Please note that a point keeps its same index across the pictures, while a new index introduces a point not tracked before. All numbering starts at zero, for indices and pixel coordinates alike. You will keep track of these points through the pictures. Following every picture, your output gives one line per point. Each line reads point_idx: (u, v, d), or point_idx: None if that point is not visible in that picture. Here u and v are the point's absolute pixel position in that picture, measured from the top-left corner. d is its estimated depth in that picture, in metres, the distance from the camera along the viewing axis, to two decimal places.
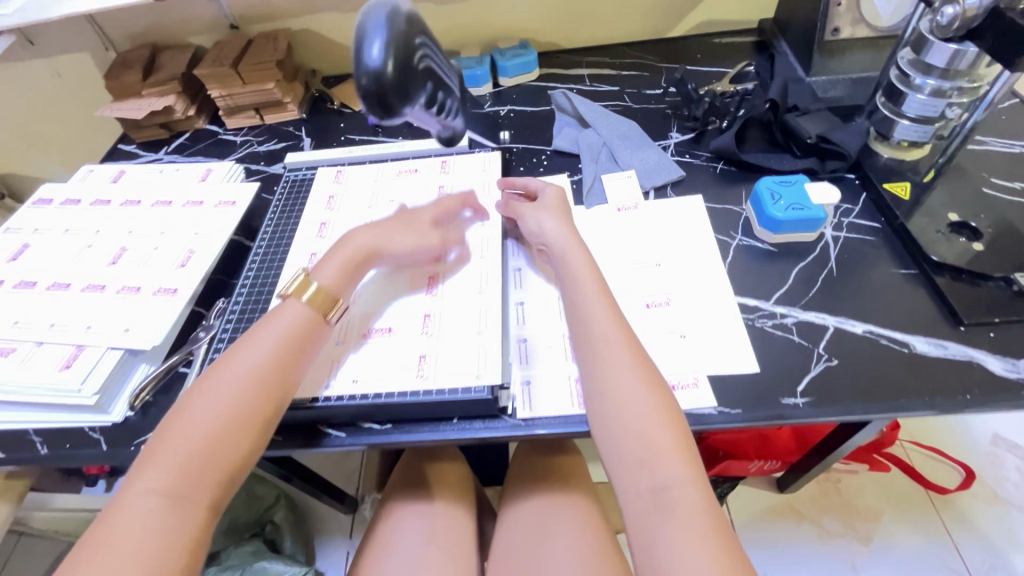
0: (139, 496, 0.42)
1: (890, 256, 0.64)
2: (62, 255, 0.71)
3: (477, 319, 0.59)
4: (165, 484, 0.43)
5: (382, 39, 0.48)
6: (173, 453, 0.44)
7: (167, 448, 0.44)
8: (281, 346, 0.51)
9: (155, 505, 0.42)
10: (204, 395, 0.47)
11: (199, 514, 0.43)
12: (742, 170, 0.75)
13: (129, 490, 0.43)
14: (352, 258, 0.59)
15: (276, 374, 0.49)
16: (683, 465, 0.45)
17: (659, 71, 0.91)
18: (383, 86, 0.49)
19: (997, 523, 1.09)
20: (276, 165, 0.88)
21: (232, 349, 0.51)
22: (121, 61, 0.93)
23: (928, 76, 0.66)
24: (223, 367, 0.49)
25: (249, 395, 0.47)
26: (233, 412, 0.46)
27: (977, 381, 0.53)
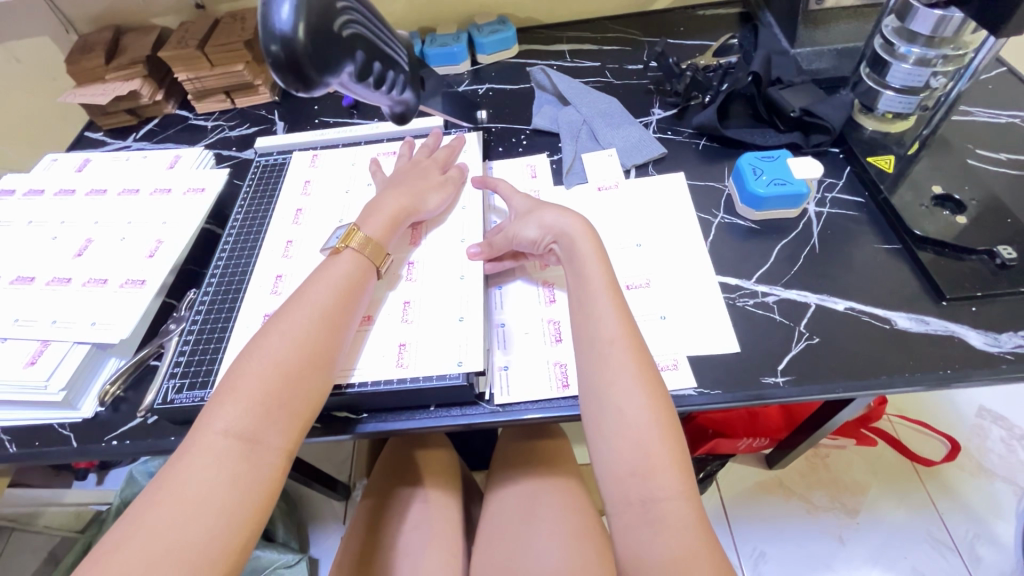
0: (168, 504, 0.40)
1: (873, 232, 0.63)
2: (26, 248, 0.69)
3: (457, 305, 0.58)
4: (198, 491, 0.41)
5: (293, 1, 0.46)
6: (209, 453, 0.42)
7: (200, 448, 0.43)
8: (307, 338, 0.49)
9: (189, 512, 0.40)
10: (233, 396, 0.45)
11: (240, 520, 0.41)
12: (724, 146, 0.73)
13: (161, 491, 0.41)
14: (369, 248, 0.57)
15: (307, 369, 0.48)
16: (676, 480, 0.45)
17: (641, 46, 0.89)
18: (296, 51, 0.47)
19: (981, 493, 1.10)
20: (248, 150, 0.85)
21: (252, 344, 0.48)
22: (82, 45, 0.89)
23: (913, 45, 0.65)
24: (247, 362, 0.47)
25: (280, 392, 0.46)
26: (267, 410, 0.45)
27: (959, 356, 0.52)
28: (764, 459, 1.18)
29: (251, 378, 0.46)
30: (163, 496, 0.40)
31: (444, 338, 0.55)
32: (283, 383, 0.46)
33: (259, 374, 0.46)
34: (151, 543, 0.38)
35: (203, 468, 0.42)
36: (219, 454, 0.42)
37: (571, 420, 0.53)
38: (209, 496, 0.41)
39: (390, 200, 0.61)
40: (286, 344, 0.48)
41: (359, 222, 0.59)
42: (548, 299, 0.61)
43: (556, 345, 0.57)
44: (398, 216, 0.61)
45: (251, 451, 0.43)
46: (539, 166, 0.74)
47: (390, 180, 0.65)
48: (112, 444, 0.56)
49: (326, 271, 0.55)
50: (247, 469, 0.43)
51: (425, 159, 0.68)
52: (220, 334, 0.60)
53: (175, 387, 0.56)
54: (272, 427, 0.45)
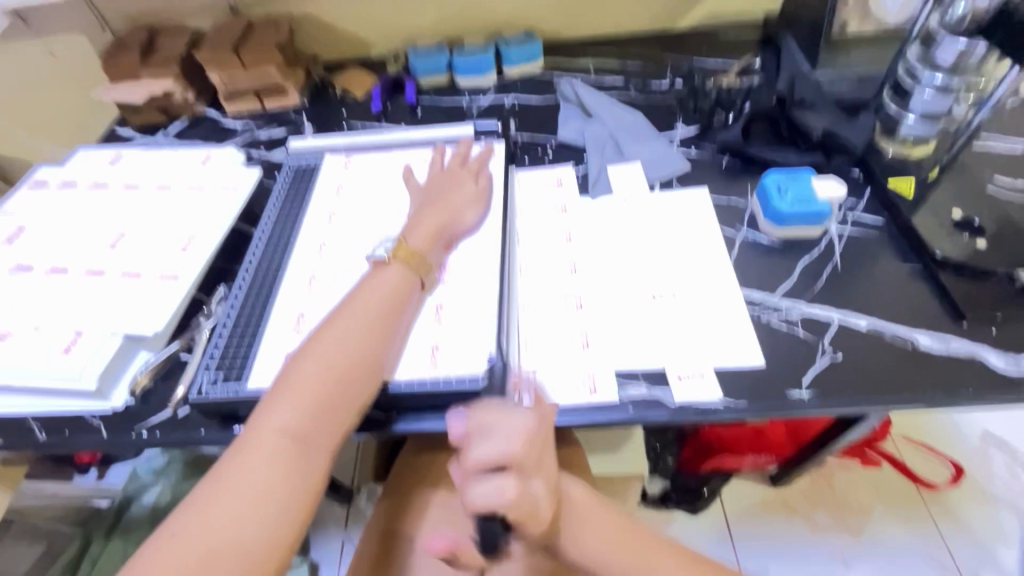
0: (223, 500, 0.42)
1: (894, 252, 0.64)
2: (60, 239, 0.70)
3: (488, 309, 0.59)
4: (253, 489, 0.43)
5: None
6: (261, 455, 0.44)
7: (252, 450, 0.45)
8: (352, 349, 0.50)
9: (244, 509, 0.42)
10: (287, 397, 0.47)
11: (289, 518, 0.43)
12: (748, 164, 0.75)
13: (216, 489, 0.43)
14: (413, 257, 0.58)
15: (351, 378, 0.49)
16: None
17: (665, 64, 0.91)
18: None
19: (984, 517, 1.11)
20: (278, 151, 0.87)
21: (302, 351, 0.50)
22: (118, 43, 0.91)
23: (936, 72, 0.67)
24: (297, 368, 0.48)
25: (325, 399, 0.47)
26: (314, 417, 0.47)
27: (979, 375, 0.54)
28: (768, 477, 1.18)
29: (303, 382, 0.48)
30: (218, 493, 0.43)
31: (478, 342, 0.56)
32: (331, 386, 0.48)
33: (311, 377, 0.48)
34: (206, 536, 0.41)
35: (259, 468, 0.44)
36: (271, 454, 0.44)
37: (599, 426, 0.55)
38: (261, 498, 0.43)
39: (428, 216, 0.63)
40: (337, 352, 0.49)
41: (403, 233, 0.60)
42: (576, 306, 0.62)
43: (585, 351, 0.58)
44: (438, 232, 0.62)
45: (302, 451, 0.45)
46: (564, 176, 0.76)
47: (423, 199, 0.66)
48: (142, 435, 0.57)
49: (371, 281, 0.55)
50: (296, 470, 0.45)
51: (460, 169, 0.69)
52: (253, 328, 0.61)
53: (209, 378, 0.57)
54: (322, 431, 0.47)
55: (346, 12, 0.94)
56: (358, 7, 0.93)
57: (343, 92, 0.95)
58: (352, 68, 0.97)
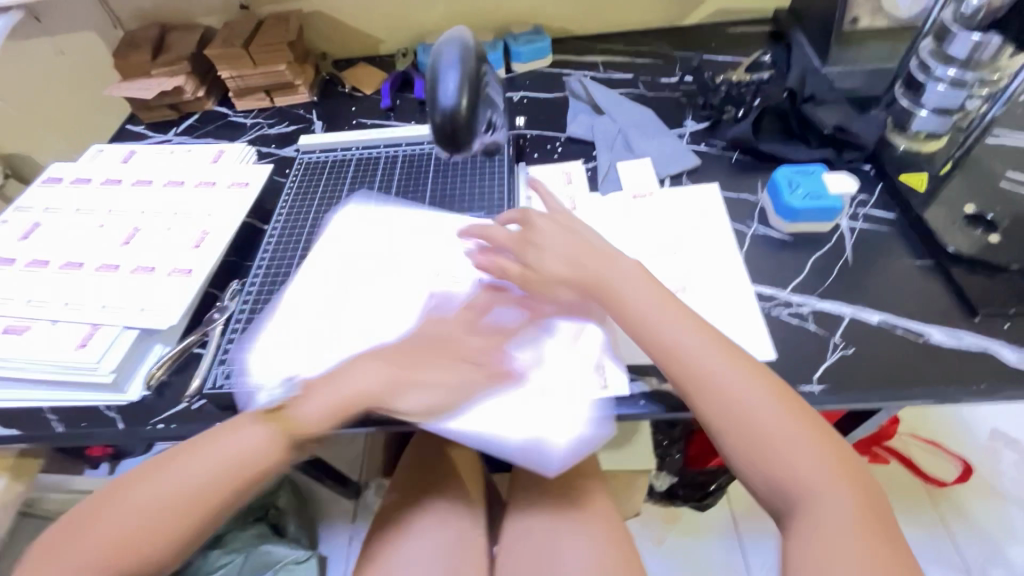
0: (58, 571, 0.43)
1: (905, 247, 0.64)
2: (75, 235, 0.71)
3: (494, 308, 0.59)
4: (106, 544, 0.43)
5: (457, 77, 0.49)
6: (127, 518, 0.44)
7: (124, 503, 0.45)
8: (246, 451, 0.47)
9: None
10: (170, 472, 0.46)
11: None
12: (758, 160, 0.75)
13: (82, 532, 0.44)
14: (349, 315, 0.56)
15: (226, 482, 0.46)
16: (845, 490, 0.43)
17: (673, 60, 0.91)
18: (458, 120, 0.49)
19: (993, 515, 1.10)
20: (288, 147, 0.87)
21: (202, 440, 0.48)
22: (130, 40, 0.91)
23: (948, 67, 0.66)
24: (188, 454, 0.47)
25: (202, 492, 0.45)
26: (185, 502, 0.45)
27: (993, 370, 0.53)
28: None
29: (190, 464, 0.46)
30: (54, 560, 0.43)
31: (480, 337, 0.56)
32: (208, 484, 0.45)
33: (204, 457, 0.46)
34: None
35: (102, 546, 0.43)
36: (124, 534, 0.43)
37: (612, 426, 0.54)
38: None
39: (385, 290, 0.58)
40: (242, 436, 0.47)
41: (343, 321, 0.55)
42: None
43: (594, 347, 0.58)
44: (379, 313, 0.56)
45: (157, 531, 0.44)
46: (574, 170, 0.75)
47: (375, 244, 0.63)
48: (158, 427, 0.57)
49: (310, 387, 0.51)
50: (141, 551, 0.44)
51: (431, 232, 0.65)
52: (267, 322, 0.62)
53: (224, 372, 0.59)
54: (192, 517, 0.45)
55: (355, 9, 0.94)
56: (368, 4, 0.93)
57: (352, 89, 0.95)
58: (362, 65, 0.98)
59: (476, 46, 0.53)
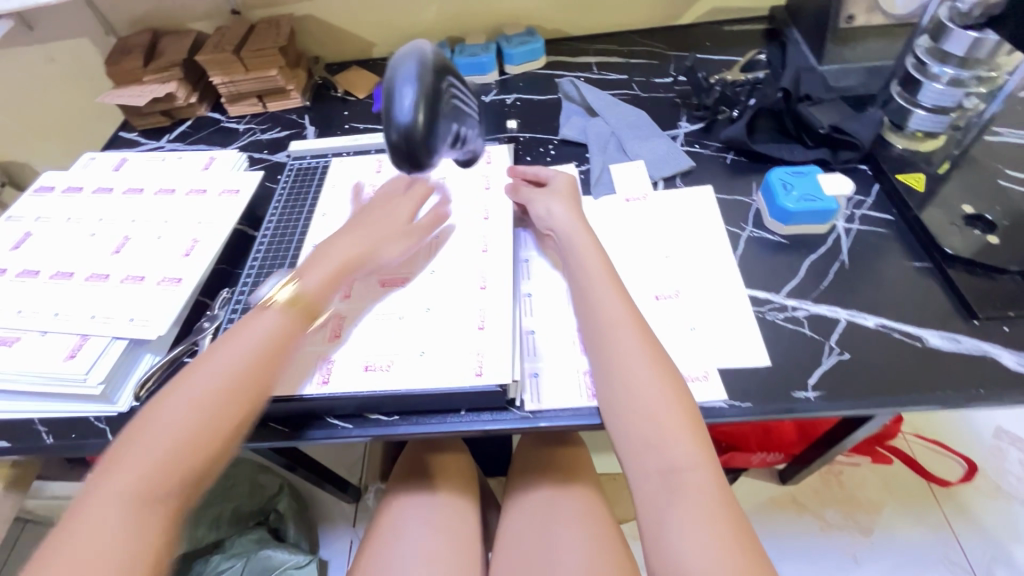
0: (104, 507, 0.42)
1: (901, 249, 0.63)
2: (65, 244, 0.71)
3: (479, 315, 0.58)
4: (126, 494, 0.42)
5: (414, 91, 0.45)
6: (144, 455, 0.44)
7: (138, 450, 0.44)
8: (242, 368, 0.49)
9: (126, 519, 0.42)
10: (185, 384, 0.48)
11: (168, 523, 0.43)
12: (753, 161, 0.74)
13: (99, 491, 0.43)
14: (337, 268, 0.58)
15: (228, 402, 0.47)
16: (692, 447, 0.47)
17: (667, 59, 0.90)
18: (415, 138, 0.46)
19: (998, 515, 1.09)
20: (280, 153, 0.87)
21: (193, 366, 0.49)
22: (121, 47, 0.91)
23: (945, 65, 0.66)
24: (192, 378, 0.48)
25: (208, 416, 0.46)
26: (196, 428, 0.45)
27: (992, 375, 0.52)
28: (776, 474, 1.17)
29: (204, 369, 0.49)
30: (94, 502, 0.42)
31: (465, 349, 0.56)
32: (212, 405, 0.47)
33: (216, 357, 0.49)
34: (91, 549, 0.40)
35: (140, 469, 0.43)
36: (163, 450, 0.44)
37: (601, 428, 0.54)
38: (146, 502, 0.43)
39: (342, 245, 0.60)
40: (260, 321, 0.52)
41: (300, 270, 0.57)
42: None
43: (584, 353, 0.58)
44: (346, 264, 0.59)
45: (196, 441, 0.45)
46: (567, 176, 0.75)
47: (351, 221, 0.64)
48: None
49: (252, 321, 0.53)
50: (184, 462, 0.44)
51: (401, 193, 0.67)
52: None
53: None
54: (224, 413, 0.47)
55: (347, 13, 0.93)
56: (359, 8, 0.93)
57: (344, 93, 0.95)
58: (354, 69, 0.97)
59: (436, 56, 0.49)
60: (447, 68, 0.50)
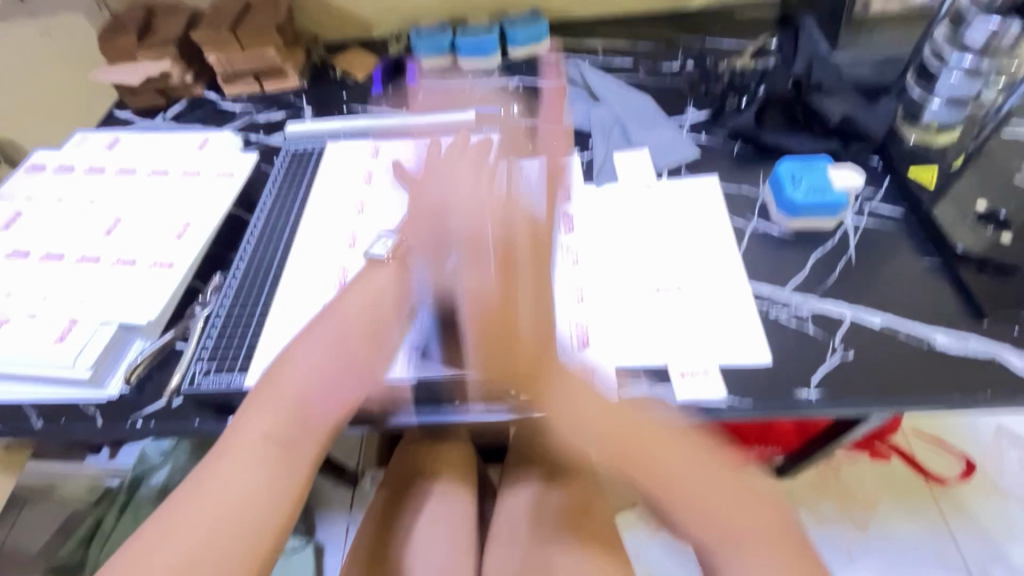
0: (248, 449, 0.47)
1: (913, 246, 0.61)
2: (56, 225, 0.69)
3: (480, 296, 0.58)
4: (258, 454, 0.47)
5: None
6: (282, 406, 0.50)
7: (274, 403, 0.50)
8: (347, 341, 0.55)
9: (269, 460, 0.47)
10: (308, 346, 0.54)
11: (306, 468, 0.49)
12: (760, 153, 0.72)
13: (240, 435, 0.48)
14: (441, 225, 0.62)
15: (342, 376, 0.53)
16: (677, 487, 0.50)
17: (676, 45, 0.87)
18: None
19: (995, 513, 1.08)
20: (276, 135, 0.85)
21: (309, 335, 0.55)
22: (115, 23, 0.89)
23: (965, 54, 0.63)
24: (309, 343, 0.54)
25: (326, 383, 0.52)
26: (322, 389, 0.51)
27: (1000, 377, 0.51)
28: (773, 468, 1.17)
29: (317, 339, 0.54)
30: (239, 443, 0.48)
31: (461, 339, 0.55)
32: (332, 374, 0.52)
33: (337, 325, 0.55)
34: (235, 488, 0.45)
35: (279, 415, 0.49)
36: (300, 401, 0.50)
37: (595, 425, 0.53)
38: (284, 448, 0.48)
39: (434, 213, 0.63)
40: (364, 289, 0.59)
41: (402, 237, 0.62)
42: (577, 300, 0.60)
43: (584, 348, 0.56)
44: (445, 228, 0.62)
45: (323, 396, 0.51)
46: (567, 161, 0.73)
47: (432, 182, 0.66)
48: (138, 425, 0.56)
49: (364, 287, 0.59)
50: (316, 412, 0.51)
51: (463, 151, 0.68)
52: (248, 318, 0.61)
53: (202, 369, 0.58)
54: (349, 369, 0.53)
55: None
56: None
57: (343, 74, 0.93)
58: (353, 49, 0.95)
59: None
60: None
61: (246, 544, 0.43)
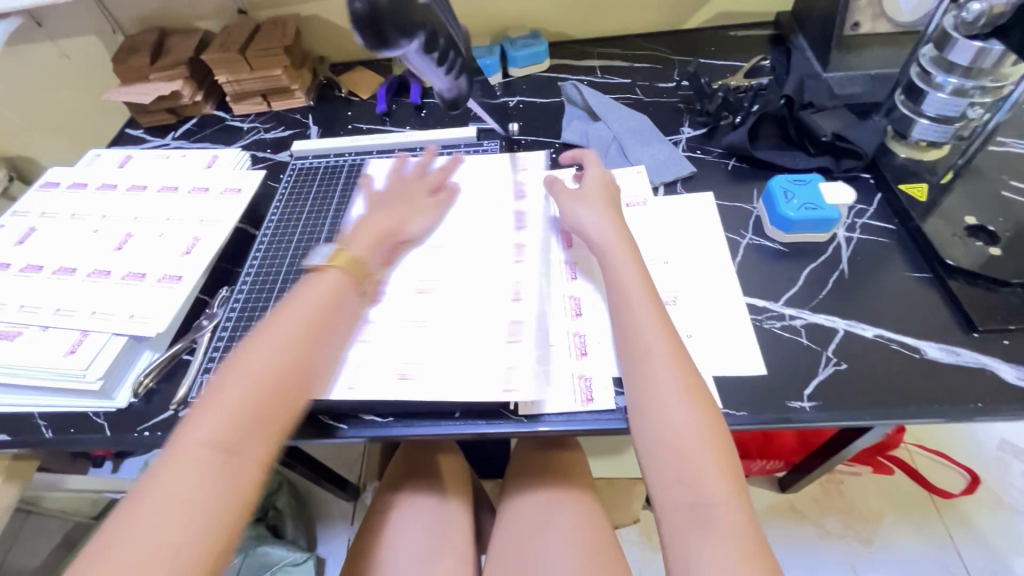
0: (187, 458, 0.42)
1: (904, 259, 0.63)
2: (69, 240, 0.71)
3: (484, 305, 0.59)
4: (198, 462, 0.42)
5: None
6: (231, 405, 0.45)
7: (222, 402, 0.45)
8: (295, 339, 0.50)
9: (210, 468, 0.42)
10: (259, 341, 0.49)
11: (252, 475, 0.43)
12: (753, 167, 0.74)
13: (181, 445, 0.43)
14: (381, 232, 0.62)
15: (291, 375, 0.48)
16: (721, 484, 0.45)
17: (672, 64, 0.90)
18: (381, 12, 0.51)
19: (1000, 528, 1.08)
20: (283, 152, 0.87)
21: (259, 332, 0.50)
22: (129, 45, 0.92)
23: (950, 75, 0.65)
24: (260, 342, 0.49)
25: (275, 381, 0.47)
26: (270, 386, 0.46)
27: (991, 388, 0.52)
28: (776, 482, 1.16)
29: (272, 335, 0.50)
30: (179, 453, 0.42)
31: (460, 353, 0.56)
32: (281, 374, 0.47)
33: (286, 321, 0.51)
34: (177, 503, 0.40)
35: (221, 420, 0.44)
36: (247, 403, 0.45)
37: (592, 436, 0.54)
38: (223, 453, 0.43)
39: (374, 220, 0.63)
40: (317, 285, 0.54)
41: (345, 241, 0.60)
42: (574, 312, 0.61)
43: (580, 360, 0.58)
44: (382, 235, 0.62)
45: (272, 396, 0.46)
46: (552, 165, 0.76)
47: (382, 199, 0.67)
48: (144, 435, 0.58)
49: (309, 286, 0.54)
50: (265, 413, 0.45)
51: (416, 179, 0.70)
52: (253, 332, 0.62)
53: None
54: (298, 368, 0.48)
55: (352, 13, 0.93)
56: None
57: (349, 93, 0.95)
58: (359, 70, 0.98)
59: None
60: (425, 15, 0.55)
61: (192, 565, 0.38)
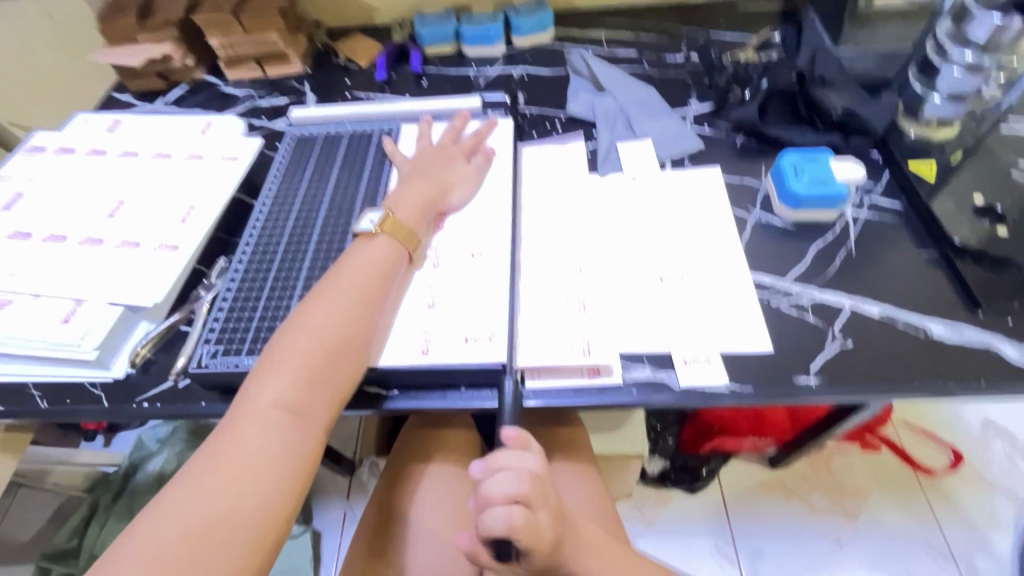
0: (260, 416, 0.43)
1: (910, 238, 0.62)
2: (58, 206, 0.69)
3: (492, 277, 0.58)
4: (270, 419, 0.43)
5: None
6: (297, 366, 0.45)
7: (286, 364, 0.46)
8: (353, 302, 0.50)
9: (283, 427, 0.43)
10: (319, 305, 0.49)
11: (319, 437, 0.45)
12: (762, 143, 0.72)
13: (251, 403, 0.44)
14: (425, 203, 0.61)
15: (351, 339, 0.49)
16: None
17: (679, 37, 0.88)
18: None
19: (981, 505, 1.11)
20: (280, 120, 0.85)
21: (316, 295, 0.51)
22: (114, 4, 0.87)
23: (965, 49, 0.65)
24: (319, 306, 0.49)
25: (337, 344, 0.48)
26: (333, 348, 0.47)
27: (992, 366, 0.53)
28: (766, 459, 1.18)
29: (329, 302, 0.50)
30: (251, 411, 0.43)
31: (466, 329, 0.55)
32: (341, 337, 0.48)
33: (343, 285, 0.51)
34: (251, 458, 0.41)
35: (290, 380, 0.45)
36: (313, 365, 0.46)
37: (600, 410, 0.53)
38: (297, 414, 0.44)
39: (417, 190, 0.62)
40: (369, 251, 0.55)
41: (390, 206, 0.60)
42: (576, 270, 0.61)
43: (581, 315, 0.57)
44: (425, 205, 0.61)
45: (337, 357, 0.47)
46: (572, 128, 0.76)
47: (412, 167, 0.65)
48: (143, 406, 0.57)
49: (363, 250, 0.55)
50: (330, 377, 0.46)
51: (451, 145, 0.68)
52: (256, 297, 0.60)
53: (209, 352, 0.56)
54: (355, 333, 0.49)
55: None
56: None
57: (346, 61, 0.92)
58: (357, 36, 0.94)
59: None
60: None
61: (269, 511, 0.40)
